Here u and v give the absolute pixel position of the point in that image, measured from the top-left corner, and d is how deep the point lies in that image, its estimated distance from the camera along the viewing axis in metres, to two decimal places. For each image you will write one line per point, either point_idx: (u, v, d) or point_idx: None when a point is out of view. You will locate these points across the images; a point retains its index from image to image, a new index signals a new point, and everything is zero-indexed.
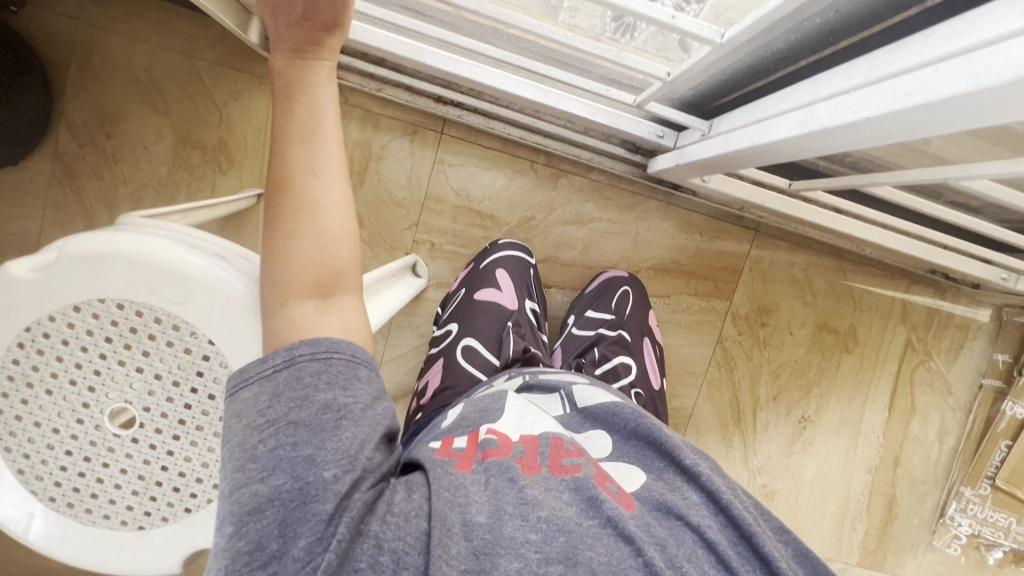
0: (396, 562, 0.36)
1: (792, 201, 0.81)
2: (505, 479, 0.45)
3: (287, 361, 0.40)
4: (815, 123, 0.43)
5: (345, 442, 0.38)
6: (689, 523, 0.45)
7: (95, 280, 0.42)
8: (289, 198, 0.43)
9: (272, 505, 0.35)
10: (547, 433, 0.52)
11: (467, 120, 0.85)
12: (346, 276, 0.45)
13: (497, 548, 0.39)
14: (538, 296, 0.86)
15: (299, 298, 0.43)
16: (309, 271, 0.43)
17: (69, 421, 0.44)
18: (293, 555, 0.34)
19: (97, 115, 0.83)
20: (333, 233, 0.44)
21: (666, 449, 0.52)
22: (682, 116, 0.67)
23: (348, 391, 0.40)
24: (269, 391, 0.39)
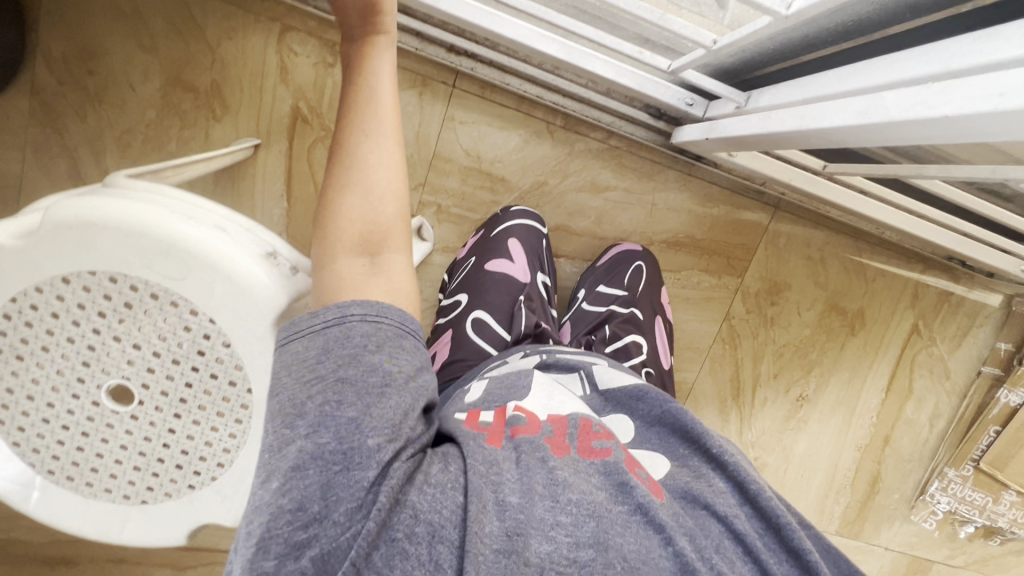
0: (432, 535, 0.37)
1: (823, 180, 0.77)
2: (536, 459, 0.44)
3: (337, 317, 0.42)
4: (880, 114, 0.39)
5: (389, 409, 0.39)
6: (715, 513, 0.45)
7: (84, 250, 0.39)
8: (345, 160, 0.47)
9: (313, 464, 0.36)
10: (575, 415, 0.50)
11: (481, 73, 0.79)
12: (392, 236, 0.46)
13: (529, 529, 0.39)
14: (549, 270, 0.83)
15: (348, 254, 0.45)
16: (358, 227, 0.45)
17: (64, 396, 0.42)
18: (335, 519, 0.35)
19: (76, 48, 0.76)
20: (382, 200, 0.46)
21: (693, 436, 0.51)
22: (719, 86, 0.62)
23: (393, 356, 0.41)
24: (319, 346, 0.40)
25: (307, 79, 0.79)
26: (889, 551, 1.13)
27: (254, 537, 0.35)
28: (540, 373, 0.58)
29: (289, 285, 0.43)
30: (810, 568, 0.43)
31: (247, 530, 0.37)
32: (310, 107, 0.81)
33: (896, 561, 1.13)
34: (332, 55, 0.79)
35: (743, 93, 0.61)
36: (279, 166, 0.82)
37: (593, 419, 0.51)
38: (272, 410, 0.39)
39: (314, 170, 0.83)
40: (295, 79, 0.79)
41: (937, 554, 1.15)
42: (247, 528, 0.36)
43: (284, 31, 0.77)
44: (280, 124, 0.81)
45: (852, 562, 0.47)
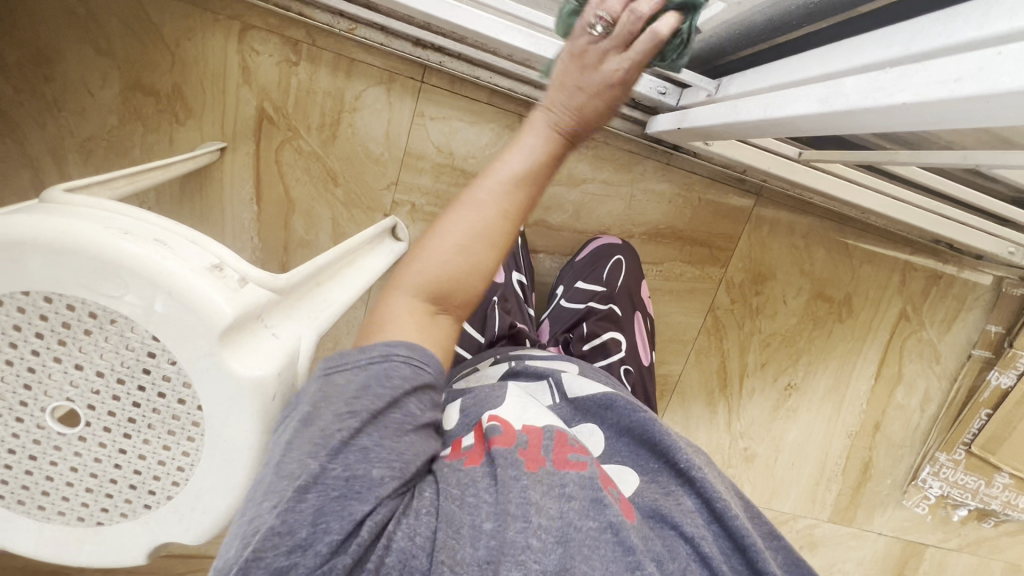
0: (402, 566, 0.37)
1: (800, 168, 0.75)
2: (511, 475, 0.43)
3: (383, 354, 0.42)
4: (840, 101, 0.37)
5: (400, 448, 0.40)
6: (683, 533, 0.44)
7: (15, 270, 0.37)
8: (456, 216, 0.45)
9: (315, 488, 0.36)
10: (549, 427, 0.50)
11: (450, 67, 0.77)
12: (463, 303, 0.46)
13: (501, 556, 0.38)
14: (525, 267, 0.82)
15: (414, 301, 0.45)
16: (436, 284, 0.44)
17: (7, 420, 0.41)
18: (317, 549, 0.35)
19: (32, 54, 0.74)
20: (473, 267, 0.45)
21: (662, 450, 0.51)
22: (688, 74, 0.60)
23: (419, 403, 0.43)
24: (358, 381, 0.40)
25: (271, 78, 0.77)
26: (882, 536, 1.12)
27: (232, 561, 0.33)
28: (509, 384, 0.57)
29: (236, 298, 0.42)
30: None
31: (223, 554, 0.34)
32: (275, 107, 0.79)
33: (889, 546, 1.13)
34: (295, 53, 0.76)
35: (714, 80, 0.59)
36: (246, 169, 0.80)
37: (568, 433, 0.51)
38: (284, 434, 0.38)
39: (282, 171, 0.81)
40: (258, 79, 0.77)
41: (931, 538, 1.14)
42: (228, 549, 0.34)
43: (244, 29, 0.75)
44: (245, 125, 0.79)
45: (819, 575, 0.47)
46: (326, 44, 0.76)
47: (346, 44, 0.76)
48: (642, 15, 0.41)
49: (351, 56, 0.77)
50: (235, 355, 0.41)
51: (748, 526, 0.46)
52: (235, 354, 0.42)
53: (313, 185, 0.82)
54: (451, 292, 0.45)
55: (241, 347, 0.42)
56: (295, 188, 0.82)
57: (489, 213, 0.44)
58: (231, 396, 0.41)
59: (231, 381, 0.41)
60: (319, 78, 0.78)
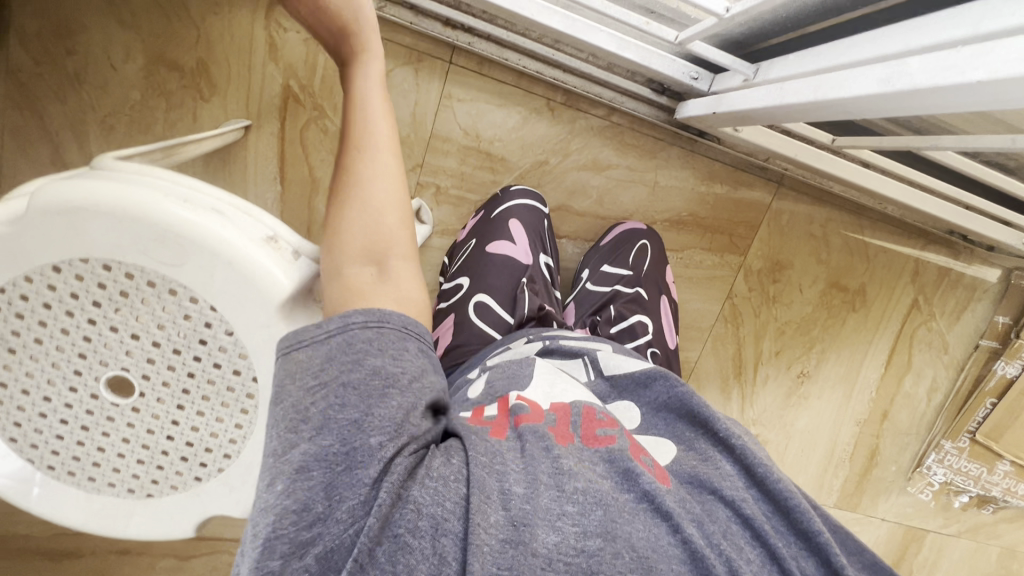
0: (435, 529, 0.36)
1: (825, 154, 0.76)
2: (542, 447, 0.44)
3: (340, 327, 0.40)
4: (904, 81, 0.37)
5: (390, 411, 0.38)
6: (723, 498, 0.45)
7: (75, 236, 0.37)
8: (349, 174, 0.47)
9: (317, 465, 0.36)
10: (578, 402, 0.50)
11: (478, 48, 0.77)
12: (397, 244, 0.46)
13: (535, 520, 0.38)
14: (552, 249, 0.82)
15: (355, 262, 0.44)
16: (359, 237, 0.45)
17: (61, 389, 0.40)
18: (337, 517, 0.35)
19: (52, 25, 0.72)
20: (385, 203, 0.47)
21: (701, 421, 0.51)
22: (727, 57, 0.60)
23: (396, 358, 0.40)
24: (322, 355, 0.39)
25: (298, 56, 0.76)
26: (885, 521, 1.15)
27: (259, 538, 0.35)
28: (541, 360, 0.58)
29: (293, 270, 0.42)
30: (820, 548, 0.43)
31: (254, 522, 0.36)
32: (301, 86, 0.78)
33: (892, 531, 1.16)
34: None
35: (752, 64, 0.59)
36: (271, 148, 0.79)
37: (596, 406, 0.51)
38: (276, 416, 0.38)
39: (307, 151, 0.80)
40: (285, 56, 0.76)
41: (932, 523, 1.17)
42: (254, 528, 0.36)
43: (271, 5, 0.74)
44: (271, 103, 0.78)
45: (855, 538, 0.48)
46: None
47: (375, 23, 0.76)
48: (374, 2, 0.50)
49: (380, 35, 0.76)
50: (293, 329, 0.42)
51: (791, 489, 0.46)
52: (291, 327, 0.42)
53: None
54: (376, 241, 0.46)
55: (297, 321, 0.43)
56: (320, 169, 0.81)
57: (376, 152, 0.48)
58: None
59: None
60: None
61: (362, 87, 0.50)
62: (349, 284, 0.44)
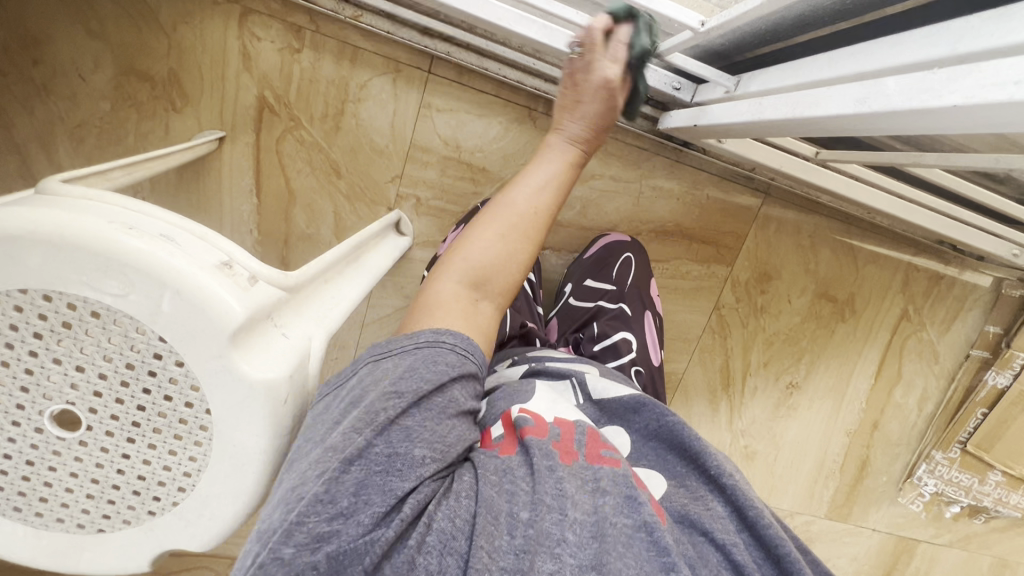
0: (443, 546, 0.35)
1: (811, 166, 0.74)
2: (546, 465, 0.42)
3: (429, 342, 0.43)
4: (881, 102, 0.36)
5: (446, 432, 0.40)
6: (714, 541, 0.43)
7: (10, 267, 0.35)
8: (496, 210, 0.49)
9: (357, 462, 0.35)
10: (581, 422, 0.48)
11: (457, 58, 0.75)
12: (502, 289, 0.48)
13: (536, 547, 0.37)
14: (533, 264, 0.80)
15: (461, 286, 0.47)
16: (478, 269, 0.47)
17: (3, 423, 0.38)
18: (359, 519, 0.34)
19: (18, 35, 0.71)
20: (513, 259, 0.48)
21: (692, 455, 0.50)
22: (707, 69, 0.58)
23: (461, 389, 0.43)
24: (407, 364, 0.41)
25: (272, 66, 0.75)
26: (877, 532, 1.14)
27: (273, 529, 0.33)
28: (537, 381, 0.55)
29: (248, 297, 0.40)
30: None
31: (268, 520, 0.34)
32: (276, 96, 0.76)
33: (883, 541, 1.14)
34: (297, 40, 0.74)
35: (733, 76, 0.57)
36: (246, 159, 0.78)
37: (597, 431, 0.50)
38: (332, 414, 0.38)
39: (283, 162, 0.79)
40: (259, 66, 0.74)
41: (923, 533, 1.16)
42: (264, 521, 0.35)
43: (244, 14, 0.72)
44: (245, 114, 0.76)
45: None
46: (329, 32, 0.74)
47: (350, 31, 0.74)
48: (608, 74, 0.49)
49: (355, 44, 0.74)
50: (247, 358, 0.40)
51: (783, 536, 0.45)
52: (245, 356, 0.40)
53: (315, 177, 0.80)
54: (489, 278, 0.47)
55: (252, 349, 0.41)
56: (295, 180, 0.79)
57: (531, 206, 0.49)
58: (242, 400, 0.40)
59: (242, 385, 0.39)
60: (322, 67, 0.75)
61: (559, 147, 0.52)
62: (444, 295, 0.46)
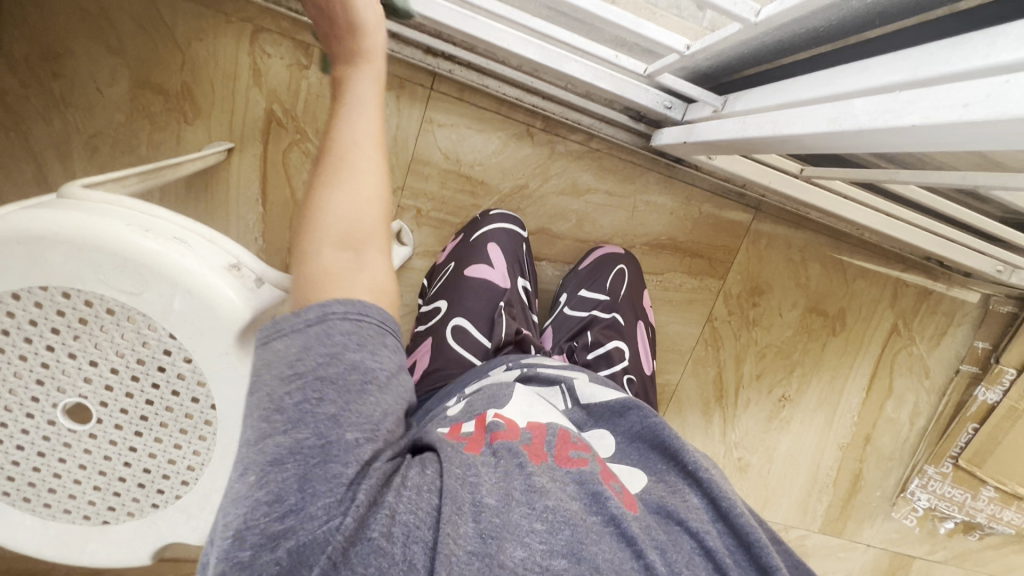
0: (407, 536, 0.36)
1: (799, 183, 0.77)
2: (515, 464, 0.44)
3: (318, 317, 0.40)
4: (850, 121, 0.39)
5: (369, 408, 0.38)
6: (689, 529, 0.45)
7: (34, 265, 0.37)
8: (332, 162, 0.46)
9: (292, 457, 0.35)
10: (554, 423, 0.51)
11: (459, 75, 0.79)
12: (375, 237, 0.45)
13: (505, 533, 0.38)
14: (529, 272, 0.83)
15: (330, 250, 0.43)
16: (340, 225, 0.44)
17: (18, 415, 0.40)
18: (311, 512, 0.34)
19: (40, 49, 0.74)
20: (367, 198, 0.45)
21: (671, 452, 0.51)
22: (696, 90, 0.61)
23: (375, 355, 0.40)
24: (298, 343, 0.39)
25: (281, 81, 0.78)
26: (871, 547, 1.14)
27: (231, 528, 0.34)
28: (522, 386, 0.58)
29: (254, 297, 0.42)
30: None
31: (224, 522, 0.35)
32: (285, 110, 0.79)
33: (878, 557, 1.15)
34: (306, 57, 0.77)
35: (720, 97, 0.60)
36: (253, 170, 0.81)
37: (572, 432, 0.52)
38: (249, 406, 0.38)
39: (289, 173, 0.81)
40: (269, 81, 0.78)
41: (918, 549, 1.16)
42: (223, 521, 0.35)
43: (256, 32, 0.75)
44: (254, 127, 0.79)
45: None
46: None
47: None
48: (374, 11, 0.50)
49: None
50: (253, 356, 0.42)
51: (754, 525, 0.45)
52: (251, 354, 0.42)
53: None
54: (356, 229, 0.44)
55: None
56: (301, 191, 0.82)
57: (363, 139, 0.47)
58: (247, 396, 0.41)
59: (247, 381, 0.41)
60: (329, 82, 0.78)
61: (361, 82, 0.50)
62: (327, 270, 0.43)
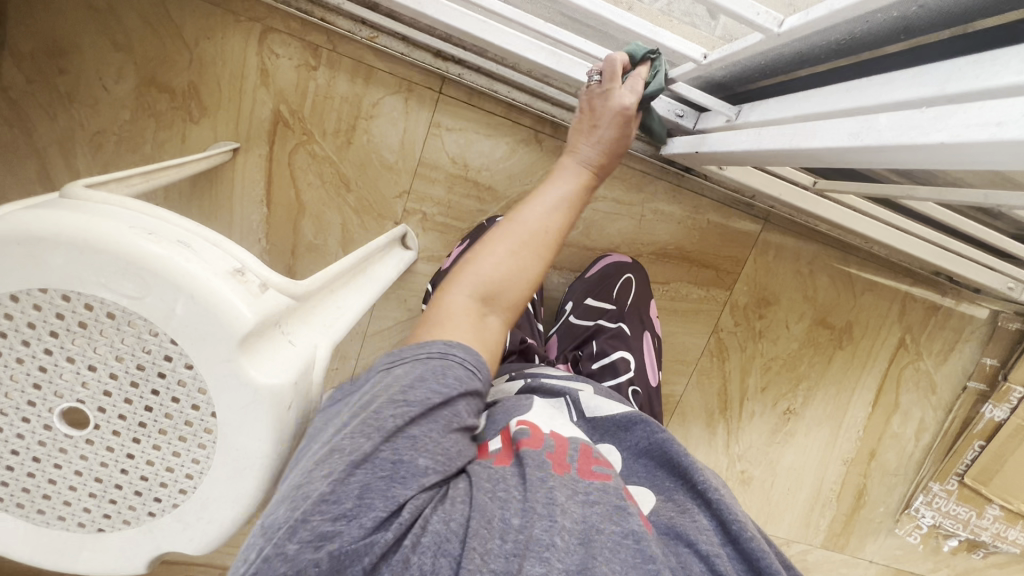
0: (437, 548, 0.36)
1: (809, 196, 0.77)
2: (538, 476, 0.42)
3: (441, 355, 0.44)
4: (873, 137, 0.38)
5: (446, 444, 0.41)
6: (699, 552, 0.43)
7: (34, 266, 0.36)
8: (509, 223, 0.51)
9: (361, 467, 0.36)
10: (575, 438, 0.48)
11: (468, 80, 0.78)
12: (510, 305, 0.49)
13: (525, 552, 0.36)
14: (536, 282, 0.83)
15: (469, 298, 0.48)
16: (489, 283, 0.48)
17: (13, 419, 0.39)
18: (362, 521, 0.35)
19: (46, 45, 0.73)
20: (523, 274, 0.50)
21: (680, 469, 0.50)
22: (708, 99, 0.61)
23: (467, 410, 0.44)
24: (417, 373, 0.42)
25: (289, 82, 0.77)
26: (873, 563, 1.13)
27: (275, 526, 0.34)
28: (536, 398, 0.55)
29: (257, 303, 0.41)
30: None
31: (268, 520, 0.35)
32: (291, 111, 0.78)
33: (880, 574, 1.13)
34: (314, 57, 0.76)
35: (733, 106, 0.59)
36: (258, 170, 0.80)
37: (592, 447, 0.49)
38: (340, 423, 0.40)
39: (294, 174, 0.81)
40: (276, 81, 0.77)
41: (921, 567, 1.15)
42: (266, 521, 0.35)
43: (264, 32, 0.75)
44: (260, 127, 0.79)
45: None
46: (345, 51, 0.76)
47: (366, 52, 0.77)
48: (623, 103, 0.53)
49: (371, 63, 0.77)
50: (254, 363, 0.41)
51: (767, 551, 0.44)
52: (253, 361, 0.41)
53: (325, 190, 0.82)
54: (498, 290, 0.48)
55: (259, 355, 0.42)
56: (306, 193, 0.81)
57: (545, 221, 0.51)
58: (247, 404, 0.40)
59: (248, 389, 0.40)
60: (337, 84, 0.78)
61: (570, 167, 0.54)
62: (453, 310, 0.47)
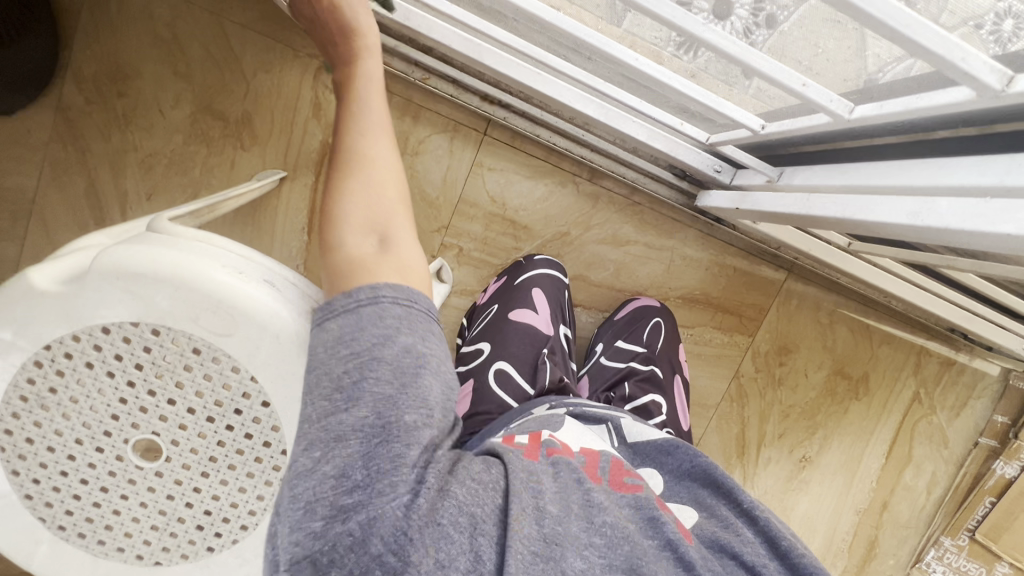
0: (473, 527, 0.36)
1: (838, 252, 0.79)
2: (573, 480, 0.43)
3: (370, 298, 0.39)
4: (934, 219, 0.41)
5: (424, 391, 0.37)
6: (745, 564, 0.45)
7: (131, 302, 0.38)
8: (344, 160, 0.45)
9: (355, 435, 0.35)
10: (606, 451, 0.51)
11: (513, 123, 0.81)
12: (397, 221, 0.44)
13: (565, 542, 0.38)
14: (570, 322, 0.84)
15: (356, 238, 0.42)
16: (362, 213, 0.43)
17: (86, 448, 0.40)
18: (379, 488, 0.34)
19: (109, 68, 0.76)
20: (385, 188, 0.44)
21: (723, 488, 0.51)
22: (754, 159, 0.63)
23: (426, 342, 0.39)
24: (352, 323, 0.38)
25: None
26: None
27: (301, 501, 0.34)
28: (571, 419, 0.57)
29: None
30: None
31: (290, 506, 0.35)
32: None
33: None
34: None
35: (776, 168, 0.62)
36: (303, 199, 0.82)
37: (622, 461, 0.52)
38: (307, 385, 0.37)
39: None
40: (327, 114, 0.79)
41: None
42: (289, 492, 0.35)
43: (320, 69, 0.78)
44: (308, 158, 0.81)
45: None
46: (396, 90, 0.79)
47: (416, 92, 0.80)
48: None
49: (421, 103, 0.80)
50: None
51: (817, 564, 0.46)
52: None
53: None
54: (377, 216, 0.43)
55: None
56: None
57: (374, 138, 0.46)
58: None
59: None
60: None
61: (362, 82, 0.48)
62: (351, 258, 0.41)
